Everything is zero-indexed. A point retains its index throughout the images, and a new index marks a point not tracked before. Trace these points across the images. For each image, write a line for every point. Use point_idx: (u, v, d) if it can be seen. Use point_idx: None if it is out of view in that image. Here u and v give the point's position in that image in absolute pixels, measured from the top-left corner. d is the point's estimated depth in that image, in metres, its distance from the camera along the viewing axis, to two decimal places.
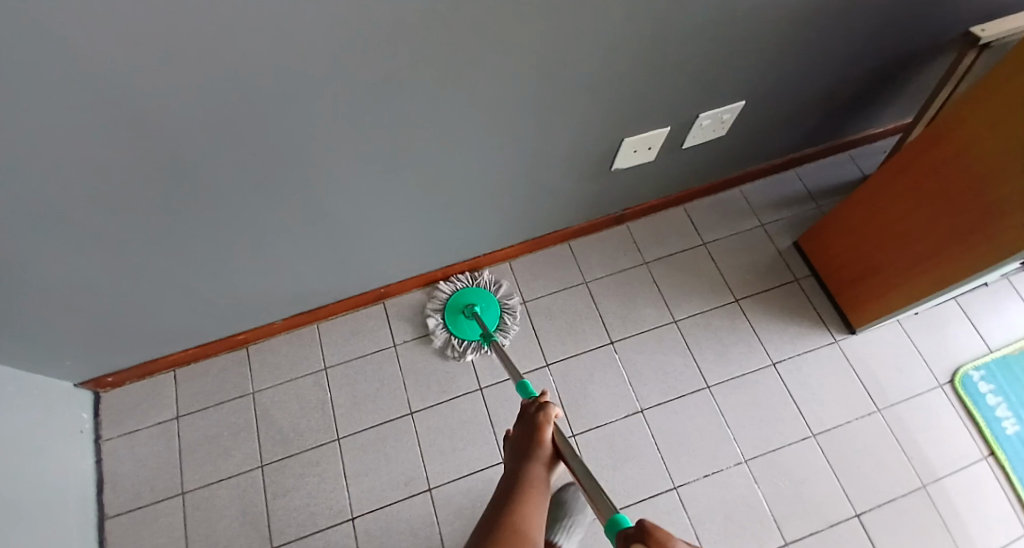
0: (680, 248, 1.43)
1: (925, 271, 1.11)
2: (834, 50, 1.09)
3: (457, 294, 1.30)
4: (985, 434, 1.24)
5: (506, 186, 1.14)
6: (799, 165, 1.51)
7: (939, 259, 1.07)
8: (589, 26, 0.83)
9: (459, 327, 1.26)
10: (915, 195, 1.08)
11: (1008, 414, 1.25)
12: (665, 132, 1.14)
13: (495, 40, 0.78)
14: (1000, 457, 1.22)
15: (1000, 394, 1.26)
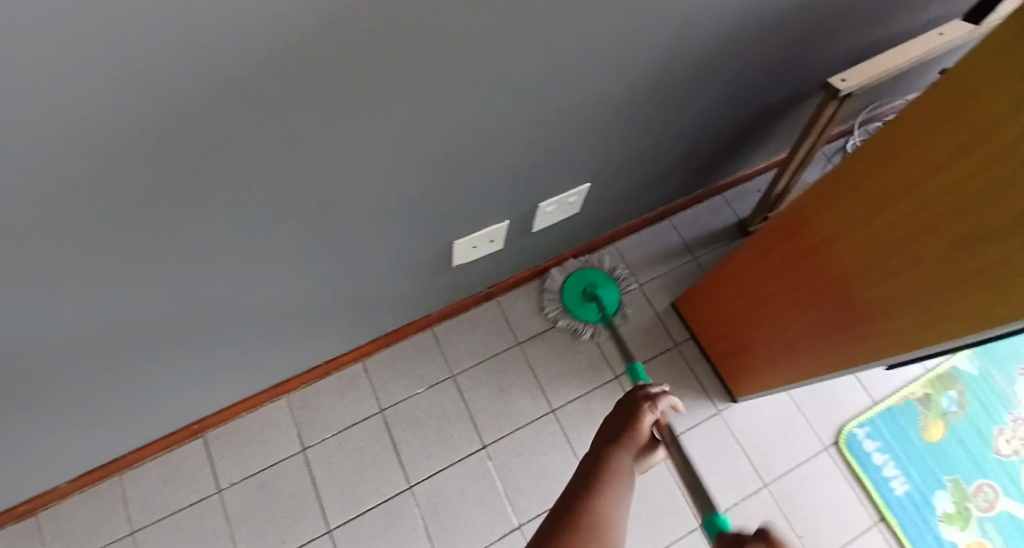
0: (556, 321, 1.29)
1: (787, 361, 1.01)
2: (684, 120, 0.94)
3: (570, 281, 1.28)
4: (873, 498, 1.18)
5: (323, 303, 0.95)
6: (676, 213, 1.39)
7: (801, 351, 0.96)
8: (353, 159, 0.63)
9: (583, 310, 1.27)
10: (775, 280, 0.95)
11: (896, 473, 1.20)
12: (505, 226, 0.96)
13: (215, 200, 0.58)
14: (892, 523, 1.16)
15: (887, 451, 1.21)
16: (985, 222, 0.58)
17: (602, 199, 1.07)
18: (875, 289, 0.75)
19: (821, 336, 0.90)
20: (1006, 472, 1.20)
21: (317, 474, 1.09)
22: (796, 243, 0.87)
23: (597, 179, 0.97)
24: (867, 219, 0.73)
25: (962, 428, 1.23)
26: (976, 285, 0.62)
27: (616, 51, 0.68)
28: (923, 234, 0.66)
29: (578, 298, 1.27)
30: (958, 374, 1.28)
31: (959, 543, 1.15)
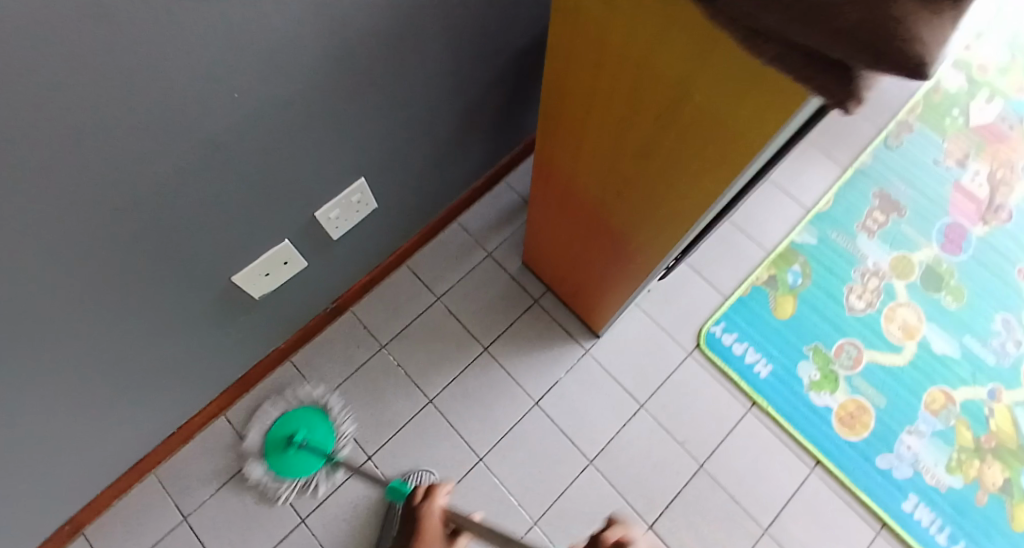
0: (417, 313, 1.29)
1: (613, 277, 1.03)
2: (431, 98, 0.93)
3: (279, 424, 1.16)
4: (743, 387, 1.24)
5: (136, 383, 0.92)
6: (506, 173, 1.40)
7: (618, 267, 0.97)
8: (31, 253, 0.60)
9: (287, 465, 1.13)
10: (605, 230, 0.86)
11: (757, 358, 1.27)
12: (289, 244, 0.93)
13: None
14: (762, 404, 1.23)
15: (745, 340, 1.28)
16: (647, 120, 0.58)
17: (394, 189, 1.06)
18: (619, 202, 0.75)
19: (612, 256, 0.90)
20: (861, 324, 1.30)
21: (205, 537, 1.09)
22: (557, 175, 0.86)
23: (367, 174, 0.96)
24: (585, 138, 0.71)
25: (810, 297, 1.32)
26: (667, 179, 0.62)
27: (279, 61, 0.65)
28: (622, 141, 0.65)
29: (282, 454, 1.14)
30: (799, 248, 1.36)
31: (831, 405, 1.24)
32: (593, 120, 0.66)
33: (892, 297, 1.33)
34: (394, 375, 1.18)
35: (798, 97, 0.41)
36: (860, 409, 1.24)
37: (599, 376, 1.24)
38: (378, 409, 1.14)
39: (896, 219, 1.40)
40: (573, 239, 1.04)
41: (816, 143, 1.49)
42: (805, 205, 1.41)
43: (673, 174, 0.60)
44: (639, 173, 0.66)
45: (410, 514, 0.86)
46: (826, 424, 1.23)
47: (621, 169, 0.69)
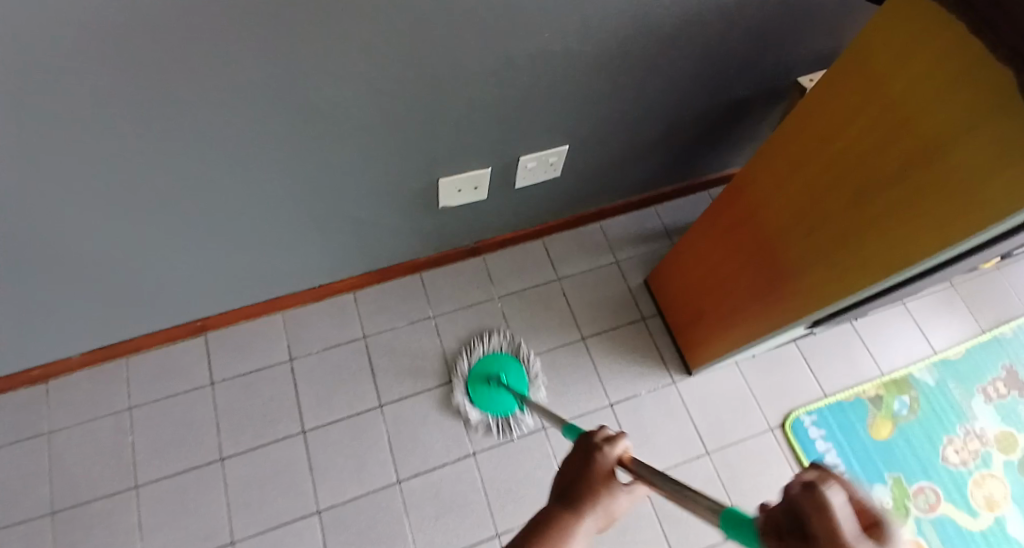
0: (535, 282, 1.39)
1: (740, 322, 1.04)
2: (654, 104, 1.04)
3: (479, 363, 1.25)
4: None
5: (318, 225, 1.06)
6: (661, 202, 1.47)
7: (749, 310, 1.01)
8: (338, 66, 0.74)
9: (487, 402, 1.21)
10: (758, 266, 0.96)
11: (837, 462, 1.22)
12: (487, 172, 1.05)
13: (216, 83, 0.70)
14: None
15: (831, 440, 1.23)
16: (910, 167, 0.66)
17: (581, 170, 1.17)
18: (819, 237, 0.82)
19: (756, 297, 0.98)
20: (948, 477, 1.22)
21: (298, 384, 1.21)
22: (751, 203, 0.93)
23: (573, 144, 1.06)
24: (817, 173, 0.79)
25: (909, 431, 1.25)
26: (899, 221, 0.69)
27: (579, 8, 0.78)
28: (864, 180, 0.73)
29: (487, 391, 1.22)
30: (913, 381, 1.30)
31: None
32: (827, 159, 0.77)
33: (985, 465, 1.24)
34: (524, 376, 1.24)
35: None
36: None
37: (677, 408, 1.25)
38: (505, 402, 1.21)
39: (1016, 396, 1.31)
40: (714, 273, 1.08)
41: (959, 291, 1.41)
42: (933, 345, 1.34)
43: (909, 218, 0.68)
44: (847, 211, 0.76)
45: (579, 456, 0.58)
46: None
47: (845, 206, 0.76)
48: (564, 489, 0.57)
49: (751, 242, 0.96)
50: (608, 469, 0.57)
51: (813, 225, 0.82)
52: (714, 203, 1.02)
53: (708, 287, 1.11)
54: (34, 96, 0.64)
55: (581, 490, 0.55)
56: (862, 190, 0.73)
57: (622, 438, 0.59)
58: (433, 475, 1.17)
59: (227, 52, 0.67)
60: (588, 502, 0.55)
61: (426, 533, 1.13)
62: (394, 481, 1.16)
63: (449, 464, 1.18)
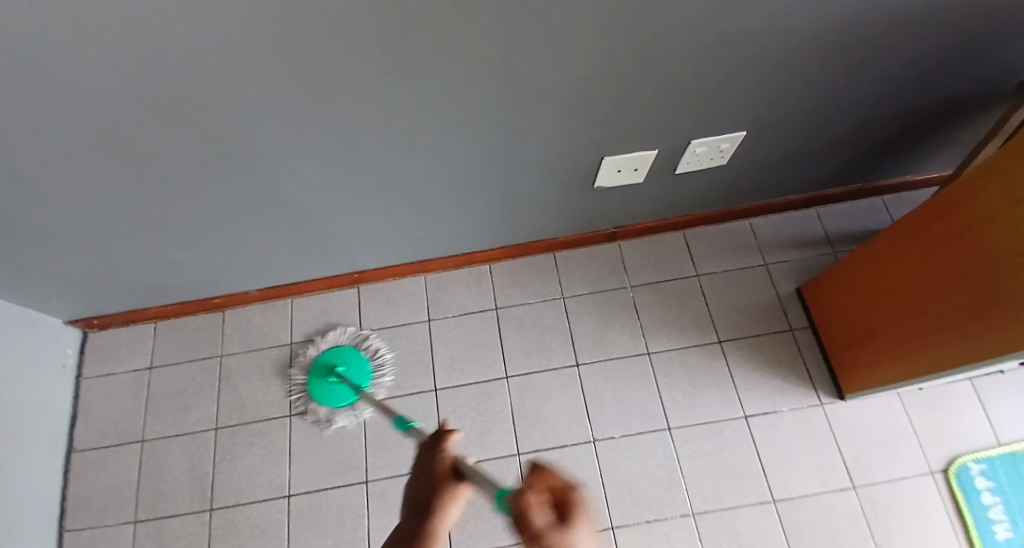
0: (674, 276, 1.34)
1: (927, 347, 0.96)
2: (850, 94, 0.95)
3: (324, 354, 1.23)
4: (969, 535, 1.07)
5: (477, 192, 1.08)
6: (823, 205, 1.36)
7: (944, 333, 0.92)
8: (538, 35, 0.74)
9: (326, 394, 1.19)
10: (948, 290, 0.89)
11: (1003, 518, 1.07)
12: (653, 155, 1.01)
13: (424, 44, 0.73)
14: None
15: (999, 494, 1.08)
16: None
17: (750, 161, 1.10)
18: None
19: (941, 320, 0.91)
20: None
21: (435, 344, 1.26)
22: (958, 224, 0.86)
23: (749, 132, 1.00)
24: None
25: None
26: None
27: None
28: None
29: (323, 385, 1.20)
30: None
31: None
32: None
33: None
34: (364, 365, 1.22)
35: None
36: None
37: (823, 432, 1.16)
38: (342, 395, 1.19)
39: None
40: (898, 290, 0.99)
41: None
42: None
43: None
44: None
45: (421, 459, 0.60)
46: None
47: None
48: (412, 504, 0.57)
49: (948, 260, 0.88)
50: (449, 467, 0.58)
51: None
52: (915, 215, 0.94)
53: (881, 304, 1.03)
54: (276, 46, 0.70)
55: (427, 495, 0.57)
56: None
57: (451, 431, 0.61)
58: (553, 453, 1.18)
59: (437, 11, 0.68)
60: (435, 509, 0.56)
61: None
62: (515, 453, 1.18)
63: (568, 446, 1.19)
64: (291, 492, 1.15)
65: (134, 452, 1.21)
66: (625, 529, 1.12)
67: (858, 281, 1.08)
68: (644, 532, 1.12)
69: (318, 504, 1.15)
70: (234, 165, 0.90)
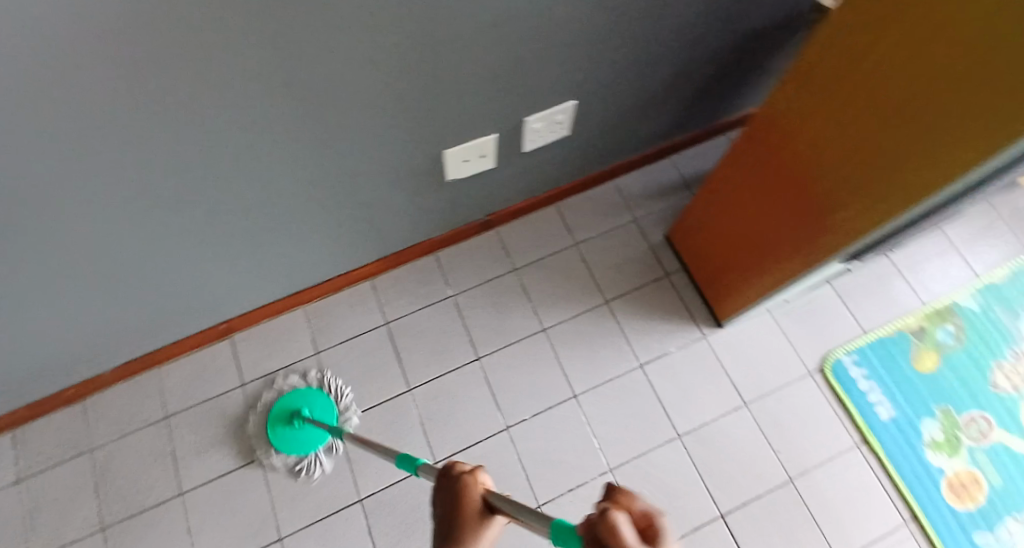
0: (552, 250, 1.35)
1: (775, 266, 1.00)
2: (660, 45, 0.98)
3: (283, 399, 1.17)
4: (857, 422, 1.16)
5: (328, 213, 1.03)
6: (675, 151, 1.42)
7: (784, 250, 0.97)
8: (333, 55, 0.70)
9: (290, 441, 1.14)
10: (770, 212, 0.95)
11: (882, 399, 1.18)
12: (492, 139, 1.01)
13: (211, 94, 0.66)
14: (874, 445, 1.15)
15: (874, 379, 1.19)
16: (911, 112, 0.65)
17: (589, 126, 1.12)
18: (841, 171, 0.77)
19: (774, 240, 0.97)
20: (999, 402, 1.19)
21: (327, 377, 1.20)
22: (757, 155, 0.91)
23: (578, 100, 1.02)
24: (830, 108, 0.74)
25: (955, 362, 1.21)
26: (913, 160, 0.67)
27: None
28: (863, 134, 0.72)
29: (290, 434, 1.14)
30: (956, 309, 1.25)
31: (945, 469, 1.13)
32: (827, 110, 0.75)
33: None
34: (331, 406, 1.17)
35: None
36: (973, 483, 1.13)
37: (712, 362, 1.22)
38: (312, 438, 1.14)
39: None
40: (737, 222, 1.05)
41: (1002, 215, 1.32)
42: (975, 269, 1.28)
43: (934, 139, 0.64)
44: (852, 160, 0.75)
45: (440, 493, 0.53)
46: (934, 485, 1.12)
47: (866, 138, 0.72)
48: (438, 531, 0.50)
49: (761, 188, 0.94)
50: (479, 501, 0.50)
51: (822, 172, 0.80)
52: (730, 149, 0.96)
53: (732, 234, 1.10)
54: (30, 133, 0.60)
55: (455, 524, 0.49)
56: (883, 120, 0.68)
57: (476, 471, 0.52)
58: (472, 451, 1.18)
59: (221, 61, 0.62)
60: (467, 535, 0.49)
61: None
62: (434, 463, 1.16)
63: (484, 441, 1.19)
64: None
65: None
66: (552, 504, 1.15)
67: (707, 216, 1.14)
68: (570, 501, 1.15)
69: None
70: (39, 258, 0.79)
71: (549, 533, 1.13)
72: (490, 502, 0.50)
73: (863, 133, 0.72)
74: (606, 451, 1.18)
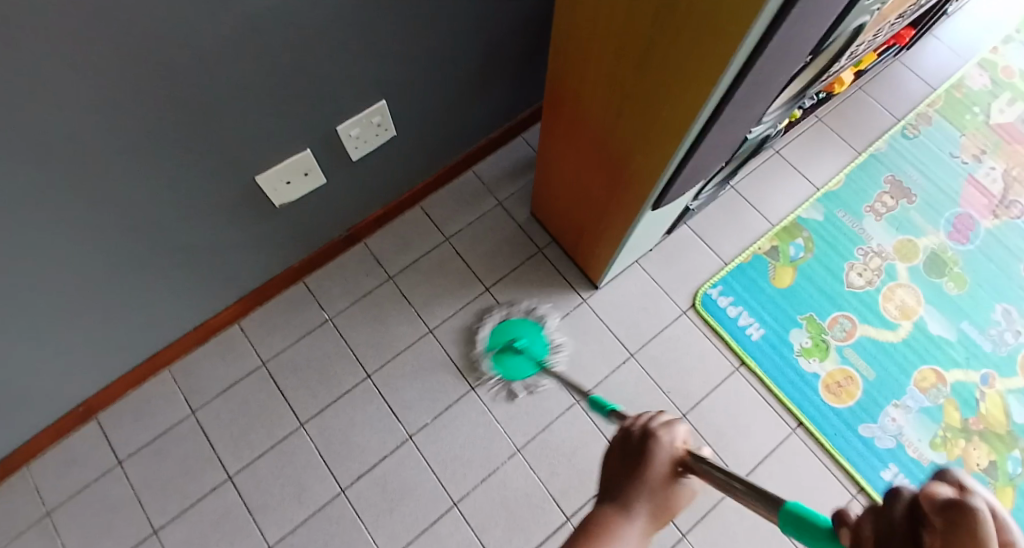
0: (423, 250, 1.33)
1: (610, 222, 1.00)
2: (455, 29, 0.98)
3: (501, 327, 1.24)
4: (732, 347, 1.23)
5: (161, 267, 0.98)
6: (524, 128, 1.42)
7: (611, 205, 0.96)
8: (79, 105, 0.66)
9: (506, 366, 1.22)
10: (578, 175, 1.00)
11: (751, 320, 1.24)
12: (308, 155, 0.98)
13: None
14: (751, 365, 1.21)
15: (740, 304, 1.25)
16: (641, 62, 0.70)
17: (415, 121, 1.11)
18: (616, 123, 0.81)
19: (589, 200, 1.02)
20: (857, 300, 1.27)
21: (211, 431, 1.16)
22: (556, 120, 0.95)
23: (389, 98, 1.01)
24: (591, 64, 0.78)
25: (811, 271, 1.28)
26: (653, 109, 0.73)
27: None
28: (618, 90, 0.77)
29: (503, 356, 1.22)
30: (803, 222, 1.32)
31: (819, 372, 1.21)
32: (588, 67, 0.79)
33: (892, 278, 1.28)
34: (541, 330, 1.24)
35: (743, 25, 0.55)
36: (847, 380, 1.21)
37: (595, 322, 1.25)
38: (522, 366, 1.21)
39: (905, 204, 1.34)
40: (562, 187, 1.09)
41: (827, 123, 1.42)
42: (814, 181, 1.36)
43: (667, 83, 0.68)
44: (616, 118, 0.80)
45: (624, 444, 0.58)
46: (812, 390, 1.20)
47: (635, 73, 0.72)
48: (604, 494, 0.55)
49: (567, 151, 0.98)
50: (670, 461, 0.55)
51: (599, 132, 0.85)
52: (545, 113, 0.96)
53: (562, 201, 1.14)
54: None
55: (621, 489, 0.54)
56: (641, 50, 0.69)
57: (671, 431, 0.56)
58: (376, 470, 1.15)
59: None
60: (628, 500, 0.53)
61: (383, 526, 1.11)
62: (340, 491, 1.13)
63: (388, 455, 1.16)
64: None
65: None
66: (468, 500, 1.14)
67: (543, 186, 1.18)
68: (484, 492, 1.14)
69: None
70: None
71: (469, 527, 1.12)
72: (685, 461, 0.55)
73: (618, 89, 0.77)
74: (511, 433, 1.18)
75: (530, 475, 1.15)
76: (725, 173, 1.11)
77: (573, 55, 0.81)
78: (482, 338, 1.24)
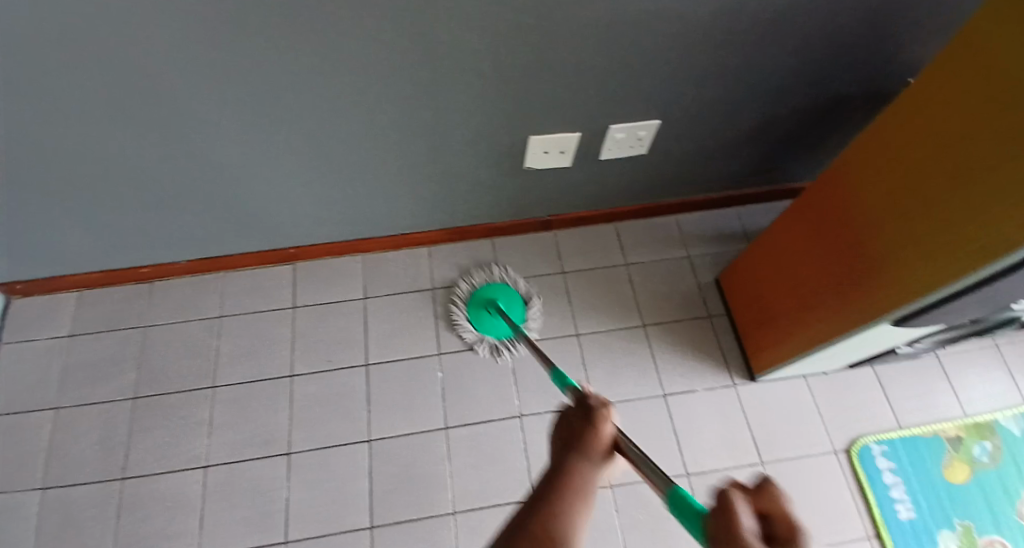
0: (602, 263, 1.38)
1: (817, 320, 1.01)
2: (749, 87, 1.05)
3: (479, 289, 1.29)
4: (873, 515, 1.14)
5: (410, 165, 1.13)
6: (744, 204, 1.44)
7: (830, 304, 0.98)
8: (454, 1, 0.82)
9: (483, 322, 1.26)
10: (817, 268, 1.00)
11: (904, 497, 1.15)
12: (577, 138, 1.10)
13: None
14: (885, 541, 1.12)
15: (899, 474, 1.17)
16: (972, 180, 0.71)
17: (667, 151, 1.18)
18: (905, 230, 0.82)
19: (813, 297, 1.02)
20: None
21: (370, 320, 1.28)
22: (821, 211, 0.97)
23: (664, 121, 1.09)
24: (905, 169, 0.80)
25: (988, 481, 1.17)
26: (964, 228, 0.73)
27: None
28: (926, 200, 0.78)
29: (484, 313, 1.27)
30: (998, 428, 1.21)
31: None
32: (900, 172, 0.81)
33: None
34: (518, 298, 1.29)
35: None
36: None
37: (737, 411, 1.22)
38: (498, 326, 1.26)
39: None
40: (780, 275, 1.10)
41: None
42: None
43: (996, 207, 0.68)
44: (910, 224, 0.81)
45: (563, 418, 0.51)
46: None
47: (942, 188, 0.75)
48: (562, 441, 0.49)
49: (818, 242, 0.99)
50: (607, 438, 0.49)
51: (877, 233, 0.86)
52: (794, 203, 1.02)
53: (770, 288, 1.14)
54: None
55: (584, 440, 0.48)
56: (961, 168, 0.72)
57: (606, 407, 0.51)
58: (479, 426, 1.20)
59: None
60: (596, 452, 0.48)
61: (465, 481, 1.16)
62: (442, 427, 1.20)
63: (495, 419, 1.21)
64: (209, 464, 1.14)
65: (44, 419, 1.16)
66: None
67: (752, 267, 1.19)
68: None
69: (237, 476, 1.14)
70: (171, 107, 0.92)
71: None
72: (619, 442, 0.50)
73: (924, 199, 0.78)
74: (480, 336, 1.26)
75: (612, 513, 1.14)
76: (947, 336, 1.07)
77: (885, 155, 0.84)
78: (464, 296, 1.28)
